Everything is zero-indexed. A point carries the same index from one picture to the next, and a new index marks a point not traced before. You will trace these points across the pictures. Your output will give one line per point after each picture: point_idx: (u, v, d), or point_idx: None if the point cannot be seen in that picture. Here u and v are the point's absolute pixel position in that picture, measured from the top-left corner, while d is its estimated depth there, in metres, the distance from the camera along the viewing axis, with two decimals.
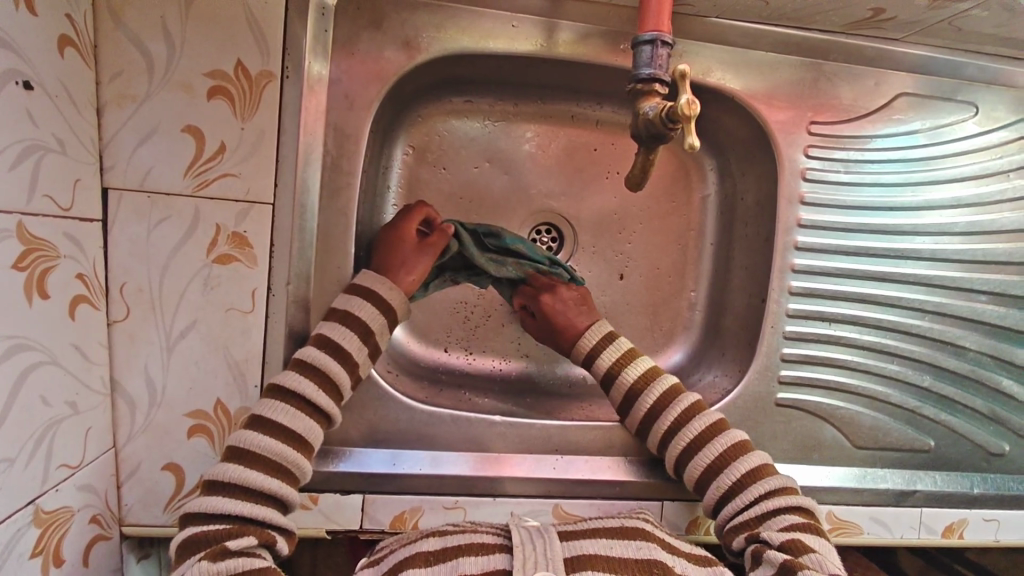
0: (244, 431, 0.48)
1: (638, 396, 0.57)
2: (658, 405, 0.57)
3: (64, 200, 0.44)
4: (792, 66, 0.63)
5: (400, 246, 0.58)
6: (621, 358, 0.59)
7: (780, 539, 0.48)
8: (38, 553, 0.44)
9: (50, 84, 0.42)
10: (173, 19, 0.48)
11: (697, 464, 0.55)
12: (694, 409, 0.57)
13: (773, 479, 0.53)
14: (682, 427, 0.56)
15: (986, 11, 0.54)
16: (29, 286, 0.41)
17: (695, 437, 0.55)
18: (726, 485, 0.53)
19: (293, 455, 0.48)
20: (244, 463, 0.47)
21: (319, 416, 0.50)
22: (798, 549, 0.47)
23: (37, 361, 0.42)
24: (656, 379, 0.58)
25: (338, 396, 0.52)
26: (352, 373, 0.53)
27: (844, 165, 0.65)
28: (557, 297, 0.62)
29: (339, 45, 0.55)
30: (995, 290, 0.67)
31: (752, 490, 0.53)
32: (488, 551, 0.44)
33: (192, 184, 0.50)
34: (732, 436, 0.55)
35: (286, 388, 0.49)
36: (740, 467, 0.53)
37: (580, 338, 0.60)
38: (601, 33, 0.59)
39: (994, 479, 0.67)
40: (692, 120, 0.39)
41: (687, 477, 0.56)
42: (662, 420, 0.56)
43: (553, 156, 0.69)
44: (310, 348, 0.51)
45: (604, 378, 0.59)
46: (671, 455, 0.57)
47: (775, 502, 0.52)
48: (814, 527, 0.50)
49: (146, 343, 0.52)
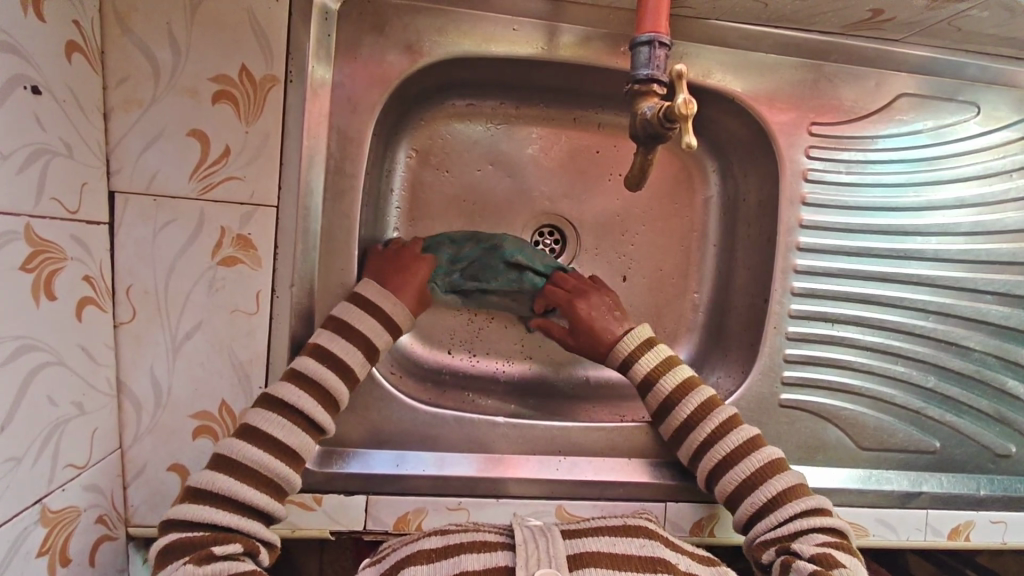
0: (239, 442, 0.48)
1: (711, 444, 0.56)
2: (696, 415, 0.57)
3: (71, 203, 0.45)
4: (793, 67, 0.63)
5: (412, 265, 0.60)
6: (701, 407, 0.57)
7: (811, 551, 0.48)
8: (44, 552, 0.44)
9: (58, 89, 0.43)
10: (179, 25, 0.49)
11: (732, 478, 0.55)
12: (731, 422, 0.56)
13: (809, 499, 0.53)
14: (760, 483, 0.54)
15: (986, 12, 0.54)
16: (36, 287, 0.42)
17: (772, 498, 0.53)
18: (760, 502, 0.53)
19: (285, 469, 0.49)
20: (237, 475, 0.47)
21: (314, 429, 0.51)
22: (828, 562, 0.47)
23: (44, 362, 0.43)
24: (738, 430, 0.56)
25: (333, 408, 0.52)
26: (350, 384, 0.53)
27: (846, 166, 0.65)
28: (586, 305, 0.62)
29: (342, 50, 0.56)
30: (1000, 290, 0.67)
31: (786, 507, 0.52)
32: (490, 549, 0.44)
33: (197, 187, 0.51)
34: (769, 453, 0.55)
35: (283, 400, 0.50)
36: (774, 484, 0.53)
37: (619, 344, 0.60)
38: (602, 36, 0.60)
39: (1001, 480, 0.67)
40: (689, 119, 0.39)
41: (720, 492, 0.56)
42: (735, 473, 0.54)
43: (555, 159, 0.70)
44: (307, 359, 0.52)
45: (681, 426, 0.57)
46: (740, 512, 0.55)
47: (808, 521, 0.51)
48: (846, 546, 0.50)
49: (152, 345, 0.52)
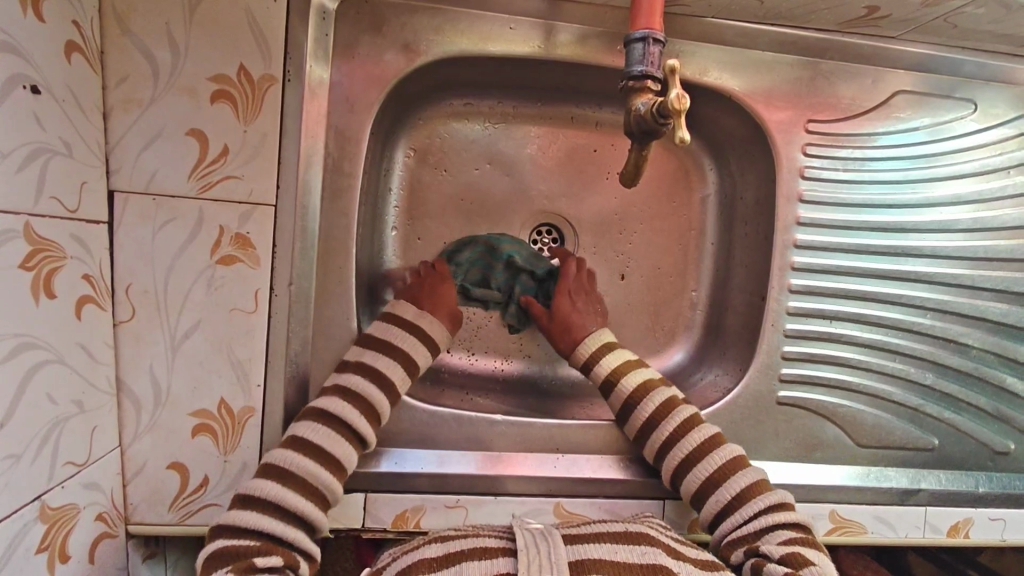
0: (287, 451, 0.50)
1: (673, 444, 0.57)
2: (657, 415, 0.58)
3: (71, 203, 0.45)
4: (790, 65, 0.63)
5: (440, 283, 0.62)
6: (661, 407, 0.58)
7: (780, 552, 0.48)
8: (44, 549, 0.44)
9: (58, 89, 0.43)
10: (178, 26, 0.49)
11: (695, 476, 0.56)
12: (691, 421, 0.58)
13: (771, 495, 0.54)
14: (723, 481, 0.55)
15: (982, 8, 0.54)
16: (36, 286, 0.42)
17: (736, 496, 0.54)
18: (725, 499, 0.54)
19: (330, 478, 0.51)
20: (284, 483, 0.49)
21: (358, 442, 0.53)
22: (798, 562, 0.47)
23: (44, 359, 0.43)
24: (698, 430, 0.57)
25: (375, 420, 0.55)
26: (391, 398, 0.56)
27: (844, 163, 0.65)
28: (573, 296, 0.64)
29: (340, 50, 0.56)
30: (998, 287, 0.67)
31: (750, 505, 0.53)
32: (489, 556, 0.44)
33: (196, 187, 0.51)
34: (730, 450, 0.56)
35: (330, 412, 0.52)
36: (737, 482, 0.54)
37: (579, 346, 0.63)
38: (599, 35, 0.60)
39: (1000, 477, 0.67)
40: (682, 115, 0.39)
41: (685, 492, 0.57)
42: (698, 472, 0.56)
43: (554, 158, 0.70)
44: (353, 375, 0.55)
45: (643, 425, 0.59)
46: (707, 512, 0.55)
47: (773, 518, 0.52)
48: (812, 542, 0.50)
49: (152, 344, 0.52)
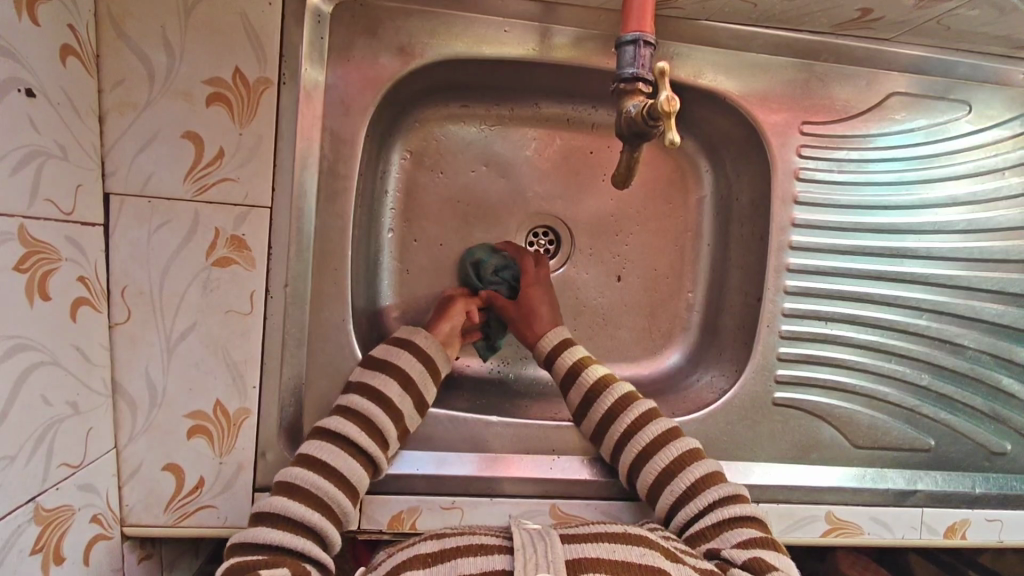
0: (293, 468, 0.51)
1: (630, 437, 0.58)
2: (615, 408, 0.59)
3: (66, 205, 0.46)
4: (785, 66, 0.63)
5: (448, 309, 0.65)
6: (619, 400, 0.59)
7: (742, 558, 0.47)
8: (38, 550, 0.44)
9: (52, 92, 0.44)
10: (173, 28, 0.49)
11: (652, 468, 0.56)
12: (649, 414, 0.59)
13: (726, 487, 0.54)
14: (679, 472, 0.55)
15: (974, 10, 0.54)
16: (30, 288, 0.42)
17: (692, 486, 0.54)
18: (681, 490, 0.55)
19: (334, 489, 0.51)
20: (291, 496, 0.49)
21: (365, 459, 0.53)
22: (760, 567, 0.46)
23: (38, 361, 0.43)
24: (655, 422, 0.58)
25: (381, 440, 0.55)
26: (396, 418, 0.56)
27: (839, 164, 0.66)
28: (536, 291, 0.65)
29: (335, 53, 0.56)
30: (993, 288, 0.67)
31: (705, 498, 0.54)
32: (485, 551, 0.44)
33: (192, 189, 0.51)
34: (686, 443, 0.57)
35: (335, 430, 0.53)
36: (692, 473, 0.55)
37: (541, 338, 0.64)
38: (593, 37, 0.60)
39: (996, 479, 0.67)
40: (672, 117, 0.39)
41: (642, 485, 0.57)
42: (653, 465, 0.56)
43: (550, 160, 0.70)
44: (354, 395, 0.56)
45: (600, 420, 0.60)
46: (663, 506, 0.56)
47: (729, 510, 0.52)
48: (774, 544, 0.49)
49: (148, 345, 0.52)
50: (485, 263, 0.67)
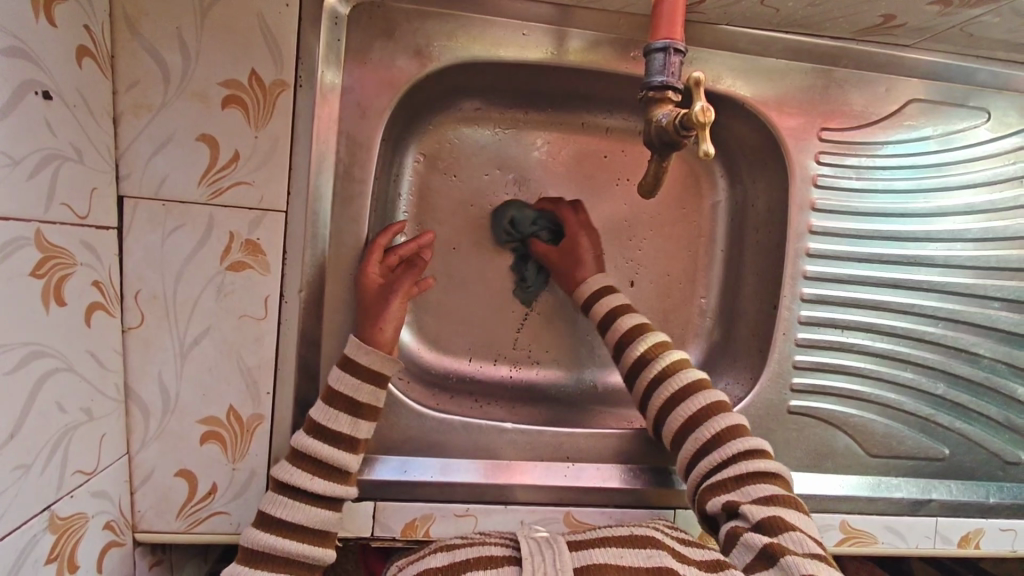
0: (250, 531, 0.49)
1: (660, 383, 0.57)
2: (647, 355, 0.59)
3: (80, 209, 0.45)
4: (803, 72, 0.63)
5: (378, 304, 0.56)
6: (652, 347, 0.59)
7: (759, 516, 0.48)
8: (53, 559, 0.44)
9: (68, 95, 0.43)
10: (189, 30, 0.49)
11: (680, 414, 0.56)
12: (681, 362, 0.58)
13: (750, 441, 0.53)
14: (704, 421, 0.55)
15: (999, 17, 0.54)
16: (46, 294, 0.42)
17: (716, 435, 0.54)
18: (703, 439, 0.54)
19: (300, 546, 0.49)
20: (252, 564, 0.48)
21: (322, 501, 0.51)
22: (778, 527, 0.46)
23: (53, 367, 0.42)
24: (684, 371, 0.57)
25: (338, 476, 0.51)
26: (350, 448, 0.52)
27: (856, 171, 0.65)
28: (585, 239, 0.65)
29: (352, 55, 0.56)
30: (1010, 296, 0.66)
31: (727, 448, 0.53)
32: (495, 564, 0.43)
33: (206, 193, 0.50)
34: (713, 394, 0.56)
35: (283, 482, 0.50)
36: (718, 423, 0.54)
37: (585, 283, 0.64)
38: (611, 41, 0.60)
39: (1010, 488, 0.67)
40: (706, 127, 0.39)
41: (669, 432, 0.57)
42: (683, 409, 0.56)
43: (564, 164, 0.70)
44: (294, 437, 0.52)
45: (632, 368, 0.59)
46: (687, 452, 0.55)
47: (749, 466, 0.52)
48: (794, 501, 0.50)
49: (161, 350, 0.52)
50: (520, 218, 0.67)
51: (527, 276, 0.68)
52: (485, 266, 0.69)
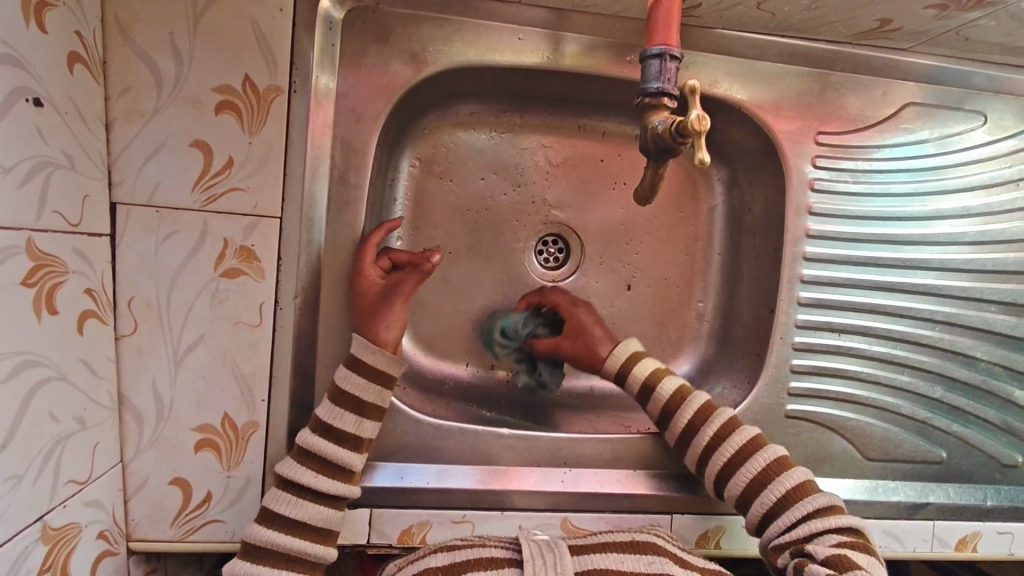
0: (253, 526, 0.49)
1: (715, 448, 0.56)
2: (696, 420, 0.58)
3: (73, 216, 0.44)
4: (799, 76, 0.63)
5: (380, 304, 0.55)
6: (700, 411, 0.58)
7: (826, 554, 0.48)
8: (45, 570, 0.43)
9: (59, 101, 0.42)
10: (182, 35, 0.48)
11: (740, 479, 0.55)
12: (731, 423, 0.57)
13: (819, 498, 0.53)
14: (769, 483, 0.54)
15: (995, 21, 0.54)
16: (38, 302, 0.41)
17: (783, 496, 0.53)
18: (771, 502, 0.53)
19: (301, 543, 0.49)
20: (254, 559, 0.48)
21: (325, 500, 0.50)
22: (843, 565, 0.47)
23: (46, 376, 0.42)
24: (738, 430, 0.56)
25: (342, 474, 0.51)
26: (354, 447, 0.52)
27: (852, 175, 0.65)
28: (582, 314, 0.64)
29: (346, 59, 0.55)
30: (1007, 299, 0.66)
31: (796, 508, 0.52)
32: (496, 566, 0.43)
33: (200, 199, 0.50)
34: (773, 450, 0.55)
35: (287, 479, 0.50)
36: (783, 483, 0.53)
37: (607, 359, 0.62)
38: (607, 45, 0.60)
39: (1007, 491, 0.67)
40: (702, 136, 0.39)
41: (731, 498, 0.56)
42: (743, 474, 0.55)
43: (561, 168, 0.69)
44: (301, 432, 0.52)
45: (683, 433, 0.58)
46: (753, 515, 0.54)
47: (822, 522, 0.51)
48: (863, 548, 0.50)
49: (155, 358, 0.52)
50: (509, 327, 0.67)
51: (542, 378, 0.68)
52: (482, 271, 0.69)
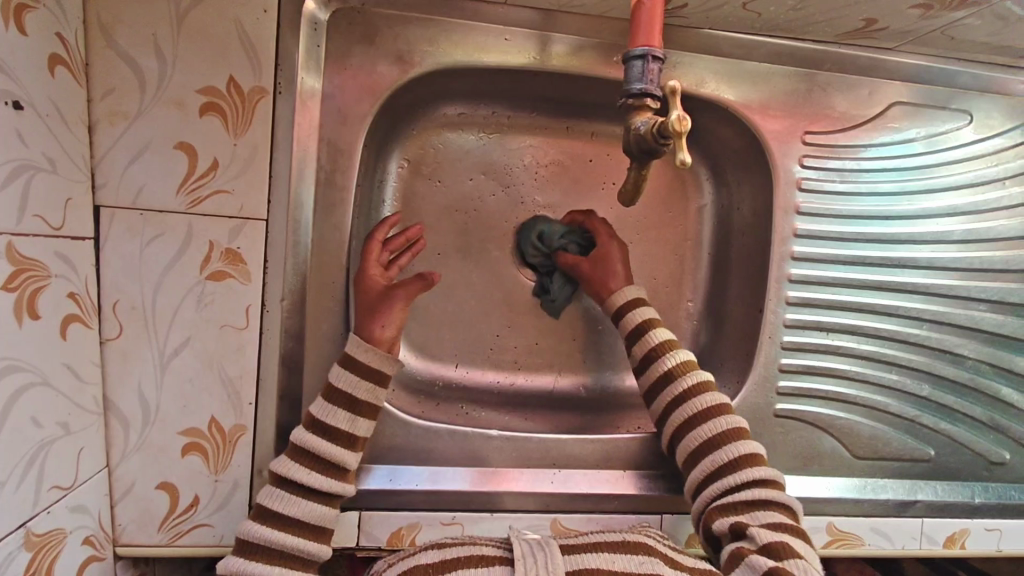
0: (247, 523, 0.49)
1: (684, 401, 0.56)
2: (673, 371, 0.57)
3: (54, 220, 0.44)
4: (787, 75, 0.63)
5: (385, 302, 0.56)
6: (680, 365, 0.57)
7: (768, 539, 0.47)
8: None
9: (40, 104, 0.42)
10: (165, 36, 0.48)
11: (699, 434, 0.55)
12: (704, 383, 0.57)
13: (765, 470, 0.53)
14: (724, 444, 0.54)
15: (980, 20, 0.54)
16: (19, 307, 0.41)
17: (732, 459, 0.53)
18: (719, 463, 0.53)
19: (294, 540, 0.48)
20: (248, 556, 0.48)
21: (319, 496, 0.50)
22: (783, 551, 0.46)
23: (28, 382, 0.42)
24: (709, 392, 0.56)
25: (337, 471, 0.51)
26: (349, 445, 0.52)
27: (840, 175, 0.65)
28: (613, 248, 0.65)
29: (333, 60, 0.55)
30: (994, 298, 0.67)
31: (743, 473, 0.52)
32: (485, 563, 0.43)
33: (185, 201, 0.50)
34: (736, 417, 0.55)
35: (281, 475, 0.50)
36: (737, 449, 0.53)
37: (613, 296, 0.63)
38: (594, 46, 0.60)
39: (995, 488, 0.67)
40: (683, 136, 0.39)
41: (685, 451, 0.56)
42: (707, 428, 0.55)
43: (549, 168, 0.69)
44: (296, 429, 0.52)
45: (655, 380, 0.58)
46: (698, 473, 0.54)
47: (765, 495, 0.51)
48: (800, 532, 0.50)
49: (141, 362, 0.51)
50: (549, 233, 0.66)
51: (551, 288, 0.68)
52: (472, 272, 0.68)
